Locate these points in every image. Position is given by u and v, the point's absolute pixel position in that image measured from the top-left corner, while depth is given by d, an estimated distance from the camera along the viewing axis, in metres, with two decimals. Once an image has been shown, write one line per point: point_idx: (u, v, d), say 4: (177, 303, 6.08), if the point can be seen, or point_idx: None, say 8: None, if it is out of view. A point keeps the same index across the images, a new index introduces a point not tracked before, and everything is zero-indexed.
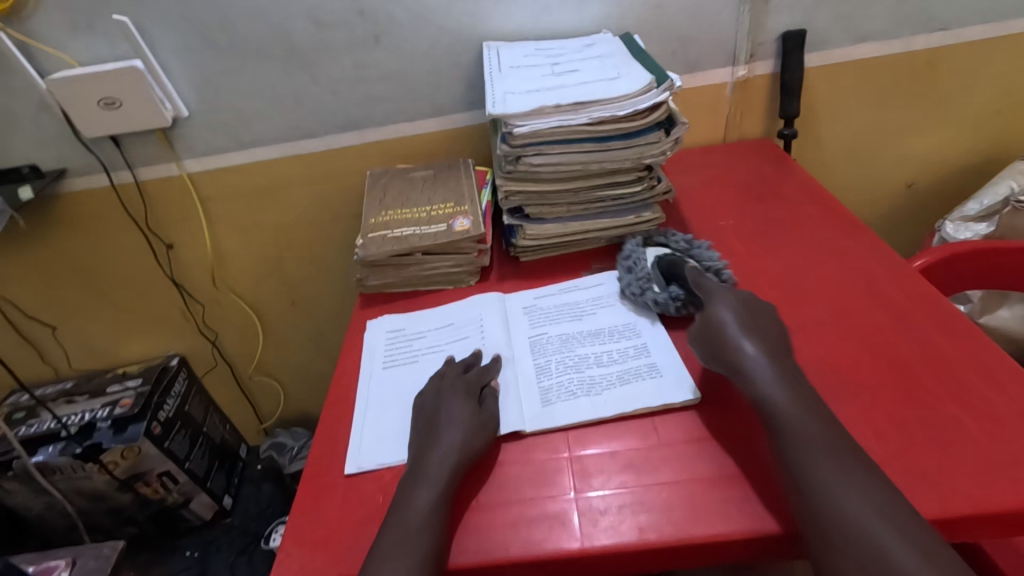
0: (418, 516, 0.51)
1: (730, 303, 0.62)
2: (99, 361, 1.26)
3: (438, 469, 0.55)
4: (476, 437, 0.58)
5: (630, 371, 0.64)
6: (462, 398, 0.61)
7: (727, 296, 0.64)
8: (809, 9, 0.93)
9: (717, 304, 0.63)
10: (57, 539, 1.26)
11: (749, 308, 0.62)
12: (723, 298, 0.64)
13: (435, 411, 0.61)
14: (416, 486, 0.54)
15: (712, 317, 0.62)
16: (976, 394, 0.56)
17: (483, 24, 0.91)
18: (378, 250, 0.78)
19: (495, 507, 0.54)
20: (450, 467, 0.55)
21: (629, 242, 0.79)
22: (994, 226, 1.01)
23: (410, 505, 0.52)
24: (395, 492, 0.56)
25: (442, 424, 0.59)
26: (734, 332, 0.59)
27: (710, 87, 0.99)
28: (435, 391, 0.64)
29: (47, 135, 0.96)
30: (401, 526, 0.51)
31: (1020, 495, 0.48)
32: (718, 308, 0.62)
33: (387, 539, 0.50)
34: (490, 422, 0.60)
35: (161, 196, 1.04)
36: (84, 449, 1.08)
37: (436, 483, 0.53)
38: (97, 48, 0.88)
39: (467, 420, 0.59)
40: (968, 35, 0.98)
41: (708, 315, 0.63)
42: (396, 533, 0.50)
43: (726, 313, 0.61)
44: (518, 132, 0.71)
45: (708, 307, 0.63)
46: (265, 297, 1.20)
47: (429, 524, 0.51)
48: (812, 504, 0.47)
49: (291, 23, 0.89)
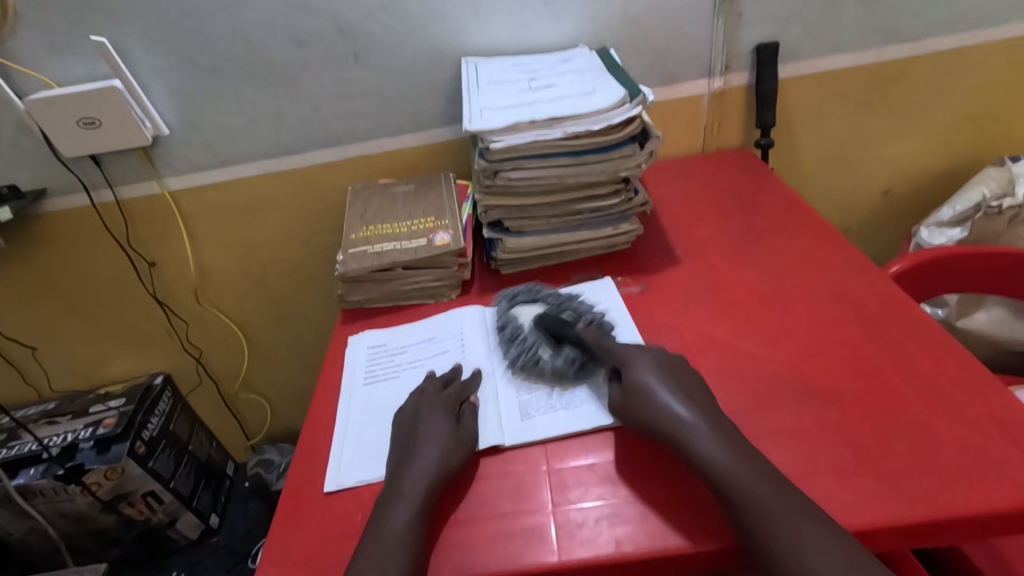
0: (394, 535, 0.51)
1: (649, 363, 0.61)
2: (82, 380, 1.24)
3: (416, 487, 0.54)
4: (455, 453, 0.58)
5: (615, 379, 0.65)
6: (440, 414, 0.61)
7: (641, 353, 0.62)
8: (781, 22, 0.95)
9: (637, 364, 0.61)
10: (39, 563, 1.24)
11: (669, 365, 0.61)
12: (640, 360, 0.61)
13: (413, 428, 0.61)
14: (393, 503, 0.54)
15: (631, 382, 0.59)
16: (945, 399, 0.57)
17: (461, 40, 0.93)
18: (358, 266, 0.78)
19: (473, 522, 0.54)
20: (428, 483, 0.55)
21: (500, 304, 0.76)
22: (968, 232, 1.03)
23: (386, 524, 0.52)
24: (372, 511, 0.55)
25: (420, 441, 0.59)
26: (663, 397, 0.57)
27: (687, 99, 1.01)
28: (413, 408, 0.63)
29: (26, 156, 0.96)
30: (377, 545, 0.51)
31: (987, 498, 0.49)
32: (638, 372, 0.60)
33: (363, 559, 0.50)
34: (470, 437, 0.60)
35: (143, 215, 1.04)
36: (66, 470, 1.06)
37: (413, 501, 0.53)
38: (76, 69, 0.89)
39: (445, 436, 0.59)
40: (936, 46, 1.00)
41: (625, 381, 0.60)
42: (372, 552, 0.50)
43: (643, 376, 0.59)
44: (494, 147, 0.72)
45: (628, 372, 0.60)
46: (250, 314, 1.19)
47: (406, 541, 0.50)
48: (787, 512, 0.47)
49: (271, 42, 0.90)
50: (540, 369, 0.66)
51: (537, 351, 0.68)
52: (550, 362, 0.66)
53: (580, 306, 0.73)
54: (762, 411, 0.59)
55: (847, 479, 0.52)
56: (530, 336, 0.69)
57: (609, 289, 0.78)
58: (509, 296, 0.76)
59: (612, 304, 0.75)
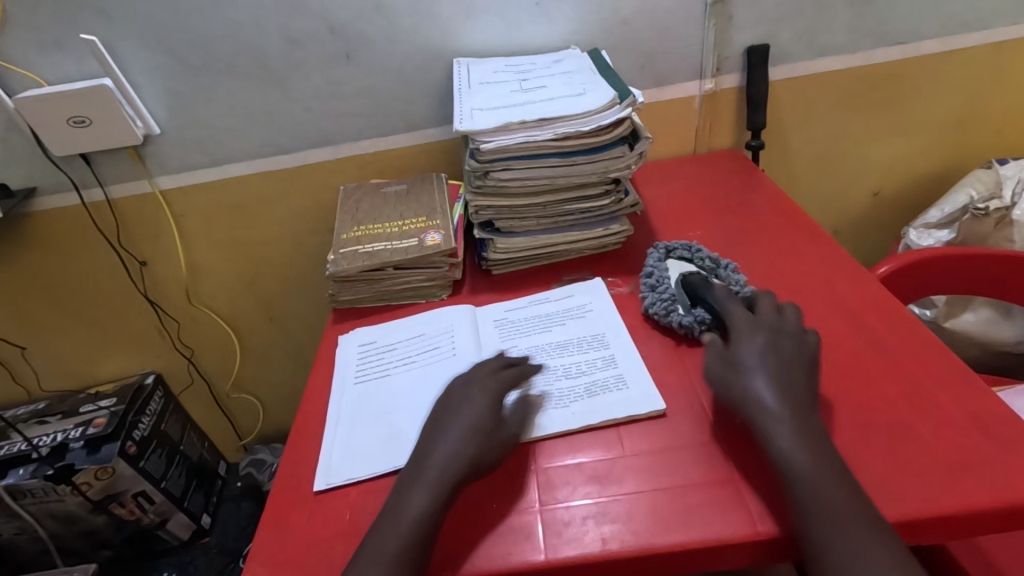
0: (409, 523, 0.51)
1: (755, 342, 0.60)
2: (72, 380, 1.24)
3: (441, 474, 0.54)
4: (489, 450, 0.57)
5: (608, 381, 0.65)
6: (487, 403, 0.60)
7: (754, 332, 0.61)
8: (771, 24, 0.96)
9: (746, 343, 0.60)
10: (28, 564, 1.23)
11: (777, 345, 0.59)
12: (751, 337, 0.60)
13: (459, 405, 0.60)
14: (416, 485, 0.54)
15: (738, 356, 0.59)
16: (929, 399, 0.58)
17: (452, 41, 0.93)
18: (349, 265, 0.78)
19: (479, 518, 0.54)
20: (454, 475, 0.54)
21: (651, 253, 0.78)
22: (955, 233, 1.04)
23: (406, 506, 0.52)
24: (394, 485, 0.56)
25: (460, 423, 0.58)
26: (755, 380, 0.56)
27: (678, 100, 1.01)
28: (463, 386, 0.63)
29: (16, 154, 0.95)
30: (392, 531, 0.51)
31: (968, 497, 0.49)
32: (744, 348, 0.59)
33: (378, 538, 0.51)
34: (518, 429, 0.60)
35: (134, 214, 1.03)
36: (55, 470, 1.05)
37: (432, 490, 0.53)
38: (66, 68, 0.88)
39: (484, 430, 0.58)
40: (925, 48, 1.01)
41: (729, 352, 0.60)
42: (383, 537, 0.51)
43: (750, 351, 0.59)
44: (485, 148, 0.72)
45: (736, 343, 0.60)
46: (242, 313, 1.19)
47: (418, 531, 0.51)
48: None
49: (263, 41, 0.90)
50: (669, 320, 0.69)
51: (671, 305, 0.70)
52: (681, 316, 0.69)
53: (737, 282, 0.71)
54: None
55: None
56: (671, 288, 0.72)
57: (599, 290, 0.78)
58: (661, 251, 0.78)
59: (603, 304, 0.75)
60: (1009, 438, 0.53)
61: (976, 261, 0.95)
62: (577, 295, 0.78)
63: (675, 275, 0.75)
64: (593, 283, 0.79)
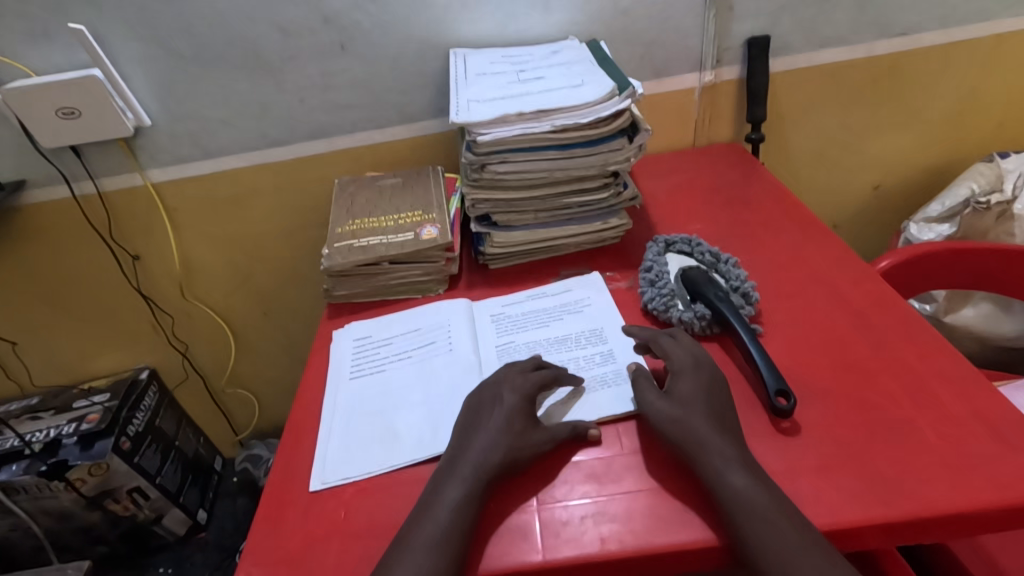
0: (444, 512, 0.51)
1: (699, 379, 0.59)
2: (65, 376, 1.23)
3: (472, 467, 0.54)
4: (522, 448, 0.56)
5: (608, 377, 0.64)
6: (518, 402, 0.59)
7: (697, 370, 0.60)
8: (772, 15, 0.94)
9: (688, 377, 0.59)
10: (23, 561, 1.22)
11: (712, 381, 0.59)
12: (691, 373, 0.59)
13: (489, 405, 0.60)
14: (451, 478, 0.54)
15: (679, 392, 0.58)
16: (931, 395, 0.57)
17: (449, 31, 0.91)
18: (344, 260, 0.77)
19: (509, 515, 0.54)
20: (488, 469, 0.54)
21: (650, 248, 0.77)
22: (956, 227, 1.03)
23: (439, 502, 0.52)
24: (427, 485, 0.56)
25: (492, 422, 0.58)
26: (696, 419, 0.55)
27: (677, 92, 1.00)
28: (494, 384, 0.62)
29: (4, 146, 0.94)
30: (428, 521, 0.51)
31: (970, 495, 0.49)
32: (684, 387, 0.58)
33: (414, 534, 0.51)
34: (565, 433, 0.57)
35: (126, 207, 1.02)
36: (49, 466, 1.05)
37: (467, 482, 0.53)
38: (53, 57, 0.87)
39: (517, 429, 0.57)
40: (928, 40, 1.00)
41: (672, 392, 0.58)
42: (417, 532, 0.51)
43: (688, 389, 0.58)
44: (482, 140, 0.71)
45: (675, 386, 0.58)
46: (237, 307, 1.18)
47: (455, 521, 0.50)
48: (760, 521, 0.47)
49: (255, 31, 0.88)
50: (669, 316, 0.69)
51: (671, 300, 0.70)
52: (681, 313, 0.68)
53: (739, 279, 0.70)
54: (749, 407, 0.59)
55: (830, 475, 0.52)
56: (670, 283, 0.72)
57: (597, 283, 0.77)
58: (660, 245, 0.77)
59: (601, 299, 0.75)
60: (1011, 435, 0.53)
61: (979, 255, 0.95)
62: (573, 289, 0.77)
63: (674, 269, 0.74)
64: (589, 278, 0.78)
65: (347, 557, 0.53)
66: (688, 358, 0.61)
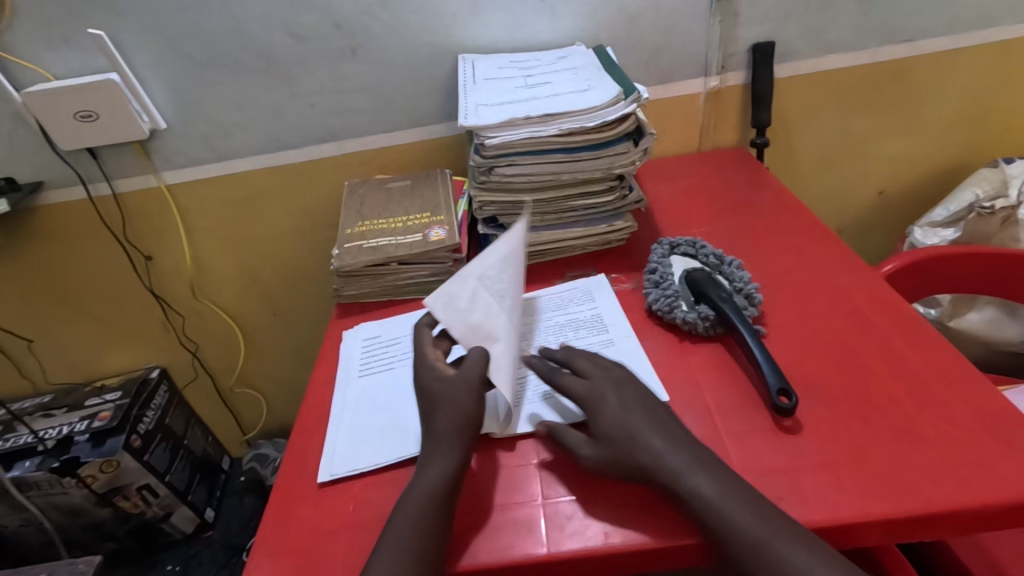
0: (424, 490, 0.53)
1: (613, 410, 0.57)
2: (78, 374, 1.25)
3: (449, 453, 0.55)
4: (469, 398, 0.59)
5: (481, 299, 0.66)
6: (440, 376, 0.61)
7: (604, 396, 0.58)
8: (777, 22, 0.95)
9: (608, 412, 0.57)
10: (34, 556, 1.24)
11: (627, 397, 0.58)
12: (604, 406, 0.57)
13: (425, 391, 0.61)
14: (430, 463, 0.55)
15: (603, 432, 0.56)
16: (933, 396, 0.58)
17: (458, 37, 0.93)
18: (353, 260, 0.78)
19: (507, 508, 0.55)
20: (460, 447, 0.56)
21: (655, 250, 0.78)
22: (960, 232, 1.04)
23: (419, 482, 0.54)
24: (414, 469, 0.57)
25: (439, 393, 0.60)
26: None
27: (683, 98, 1.01)
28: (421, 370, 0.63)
29: (22, 148, 0.96)
30: (406, 500, 0.53)
31: (972, 494, 0.49)
32: (606, 424, 0.56)
33: (399, 517, 0.52)
34: (475, 375, 0.60)
35: (140, 208, 1.04)
36: (60, 463, 1.06)
37: (449, 462, 0.55)
38: (73, 62, 0.89)
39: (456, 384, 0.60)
40: (932, 46, 1.01)
41: (596, 433, 0.56)
42: (401, 512, 0.52)
43: (614, 427, 0.55)
44: (489, 143, 0.72)
45: (597, 421, 0.57)
46: (246, 307, 1.19)
47: (434, 501, 0.52)
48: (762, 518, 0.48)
49: (269, 36, 0.90)
50: (673, 316, 0.69)
51: (676, 301, 0.70)
52: (688, 314, 0.69)
53: (742, 280, 0.71)
54: (752, 409, 0.60)
55: (832, 473, 0.53)
56: (675, 285, 0.73)
57: (605, 286, 0.78)
58: (666, 247, 0.78)
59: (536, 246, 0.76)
60: (1012, 434, 0.53)
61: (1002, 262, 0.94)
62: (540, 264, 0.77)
63: (679, 270, 0.75)
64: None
65: (355, 550, 0.54)
66: (591, 384, 0.60)
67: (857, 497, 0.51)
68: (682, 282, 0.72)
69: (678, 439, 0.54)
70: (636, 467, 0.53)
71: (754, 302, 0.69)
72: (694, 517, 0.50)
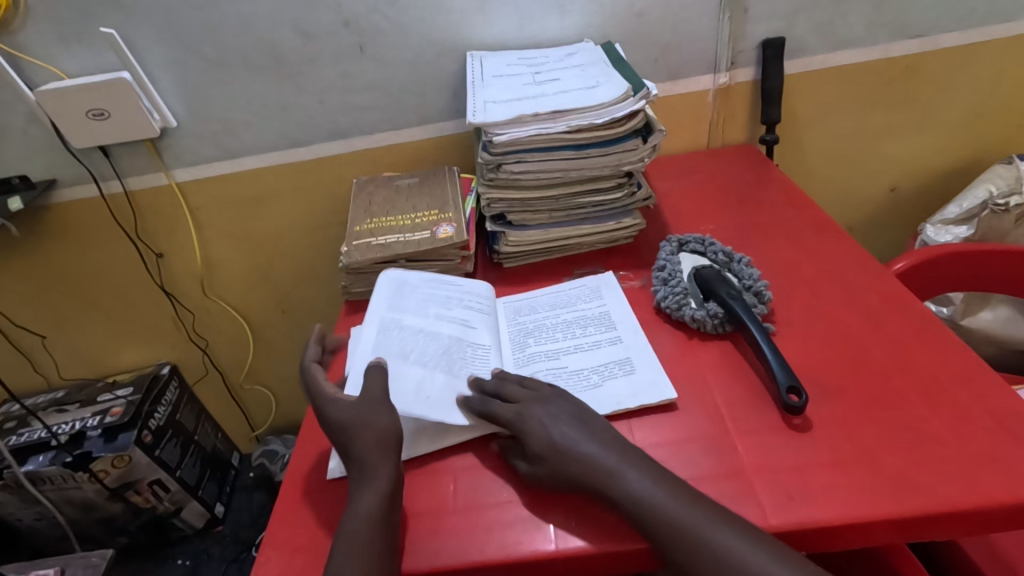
0: (363, 513, 0.52)
1: (535, 425, 0.57)
2: (91, 370, 1.26)
3: (388, 465, 0.55)
4: (374, 419, 0.58)
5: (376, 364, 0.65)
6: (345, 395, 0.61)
7: (530, 412, 0.58)
8: (788, 18, 0.95)
9: (537, 429, 0.57)
10: (48, 549, 1.26)
11: (556, 410, 0.58)
12: (530, 421, 0.57)
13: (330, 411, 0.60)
14: (369, 479, 0.55)
15: (534, 449, 0.55)
16: (945, 394, 0.57)
17: (466, 34, 0.93)
18: (361, 257, 0.78)
19: (505, 506, 0.55)
20: (382, 464, 0.55)
21: (664, 247, 0.78)
22: (973, 228, 1.02)
23: (355, 506, 0.53)
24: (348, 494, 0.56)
25: (342, 416, 0.59)
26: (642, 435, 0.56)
27: (691, 94, 1.01)
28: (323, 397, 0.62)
29: (35, 146, 0.97)
30: (349, 524, 0.52)
31: (986, 494, 0.49)
32: (533, 441, 0.56)
33: (344, 541, 0.51)
34: (379, 392, 0.60)
35: (152, 207, 1.05)
36: (73, 458, 1.08)
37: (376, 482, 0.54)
38: (85, 60, 0.90)
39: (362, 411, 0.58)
40: (944, 41, 1.00)
41: (528, 452, 0.56)
42: (347, 537, 0.51)
43: (542, 444, 0.55)
44: (497, 140, 0.72)
45: (525, 438, 0.56)
46: (256, 305, 1.20)
47: (372, 524, 0.51)
48: None
49: (278, 34, 0.91)
50: (681, 314, 0.69)
51: (684, 298, 0.70)
52: (697, 311, 0.69)
53: (751, 279, 0.70)
54: (761, 406, 0.60)
55: (843, 471, 0.52)
56: (683, 281, 0.72)
57: (612, 283, 0.78)
58: (674, 245, 0.78)
59: (421, 278, 0.76)
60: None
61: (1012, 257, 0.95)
62: (460, 286, 0.77)
63: (688, 268, 0.75)
64: (440, 277, 0.77)
65: None
66: (517, 408, 0.59)
67: (869, 495, 0.50)
68: (690, 279, 0.72)
69: (608, 441, 0.55)
70: (571, 477, 0.53)
71: (763, 299, 0.69)
72: (627, 515, 0.51)
